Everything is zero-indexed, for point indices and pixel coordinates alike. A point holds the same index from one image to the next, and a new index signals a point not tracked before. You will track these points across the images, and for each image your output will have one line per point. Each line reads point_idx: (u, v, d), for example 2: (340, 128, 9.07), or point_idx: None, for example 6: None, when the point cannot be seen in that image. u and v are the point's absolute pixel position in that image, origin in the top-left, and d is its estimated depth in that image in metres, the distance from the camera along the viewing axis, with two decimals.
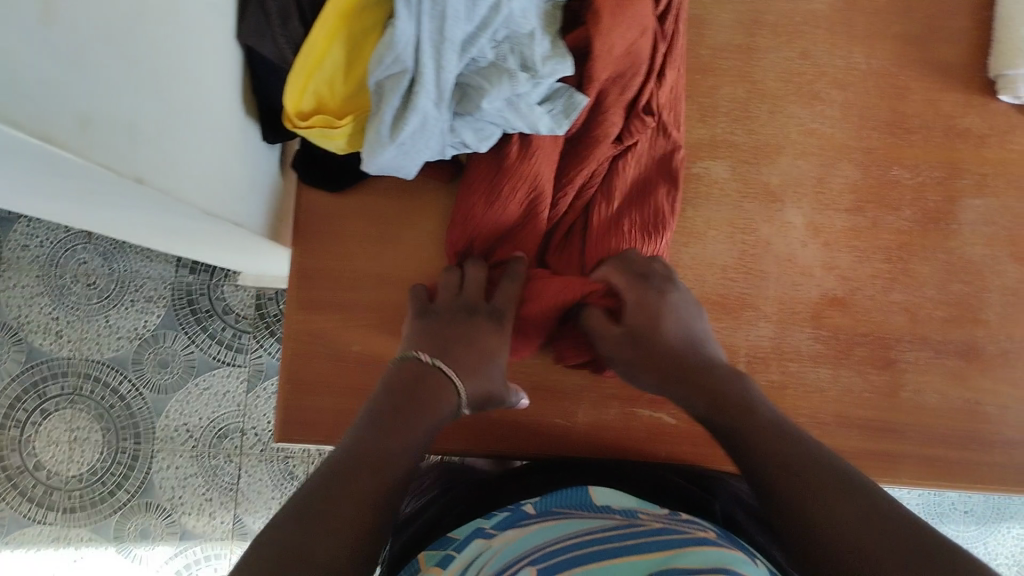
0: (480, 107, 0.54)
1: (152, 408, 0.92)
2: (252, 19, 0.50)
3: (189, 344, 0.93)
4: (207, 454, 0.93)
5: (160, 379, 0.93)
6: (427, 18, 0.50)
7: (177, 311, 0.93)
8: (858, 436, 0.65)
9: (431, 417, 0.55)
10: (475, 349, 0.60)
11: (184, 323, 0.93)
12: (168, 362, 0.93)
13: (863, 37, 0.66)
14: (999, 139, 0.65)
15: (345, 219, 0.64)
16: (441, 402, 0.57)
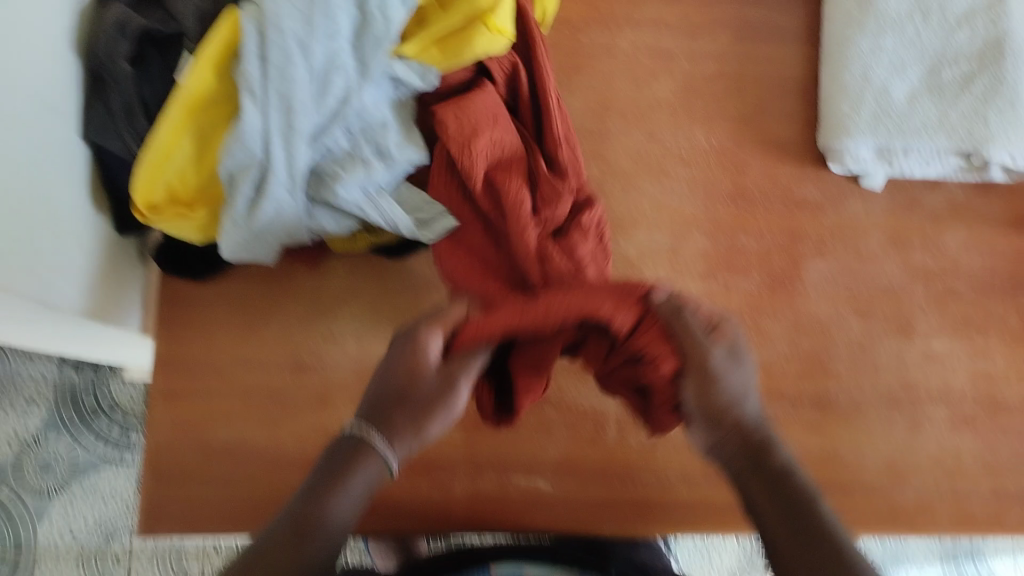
0: (336, 194, 0.55)
1: (34, 511, 1.04)
2: (96, 115, 0.55)
3: (72, 445, 1.05)
4: (94, 558, 1.05)
5: (41, 480, 1.04)
6: (273, 111, 0.53)
7: (58, 412, 1.05)
8: (722, 491, 0.69)
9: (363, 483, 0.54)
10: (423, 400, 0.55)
11: (68, 424, 1.05)
12: (51, 463, 1.05)
13: (702, 118, 0.72)
14: (835, 206, 0.71)
15: (211, 306, 0.66)
16: (363, 466, 0.54)
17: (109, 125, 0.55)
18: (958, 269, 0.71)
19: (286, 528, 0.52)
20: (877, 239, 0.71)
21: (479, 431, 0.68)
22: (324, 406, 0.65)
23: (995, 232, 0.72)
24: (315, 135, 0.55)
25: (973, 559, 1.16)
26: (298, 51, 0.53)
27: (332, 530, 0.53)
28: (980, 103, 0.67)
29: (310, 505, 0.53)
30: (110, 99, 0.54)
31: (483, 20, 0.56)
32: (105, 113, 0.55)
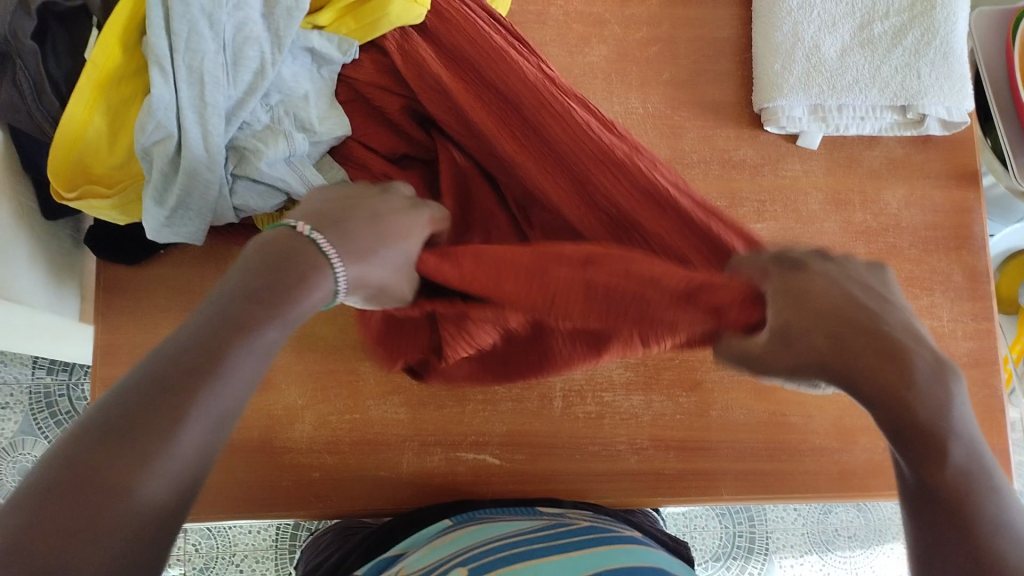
0: (259, 170, 0.53)
1: None
2: (6, 94, 0.53)
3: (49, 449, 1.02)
4: None
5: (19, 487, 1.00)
6: (185, 85, 0.51)
7: (34, 415, 1.03)
8: (675, 457, 0.68)
9: (290, 318, 0.40)
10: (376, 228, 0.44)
11: (43, 427, 1.02)
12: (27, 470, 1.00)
13: (637, 84, 0.71)
14: (774, 168, 0.71)
15: (143, 290, 0.65)
16: (291, 300, 0.40)
17: (19, 104, 0.53)
18: (900, 227, 0.71)
19: (183, 365, 0.36)
20: (817, 199, 0.70)
21: (423, 407, 0.67)
22: (264, 390, 0.66)
23: (936, 187, 0.72)
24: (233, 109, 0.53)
25: None
26: (205, 22, 0.51)
27: (250, 365, 0.38)
28: (912, 57, 0.68)
29: (219, 337, 0.37)
30: (20, 76, 0.53)
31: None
32: (13, 92, 0.53)
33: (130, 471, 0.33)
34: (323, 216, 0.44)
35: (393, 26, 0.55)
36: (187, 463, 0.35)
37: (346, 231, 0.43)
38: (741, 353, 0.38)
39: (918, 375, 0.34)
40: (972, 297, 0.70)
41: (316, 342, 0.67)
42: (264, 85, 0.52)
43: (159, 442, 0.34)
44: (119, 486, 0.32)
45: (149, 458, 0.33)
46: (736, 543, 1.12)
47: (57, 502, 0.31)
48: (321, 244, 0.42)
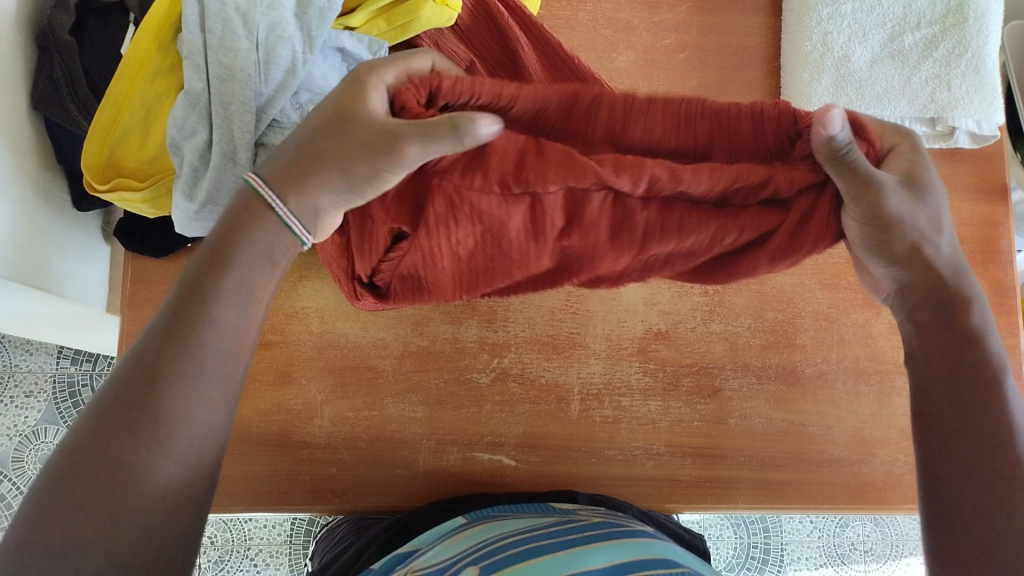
0: None
1: None
2: (42, 86, 0.55)
3: None
4: None
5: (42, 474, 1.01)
6: (216, 81, 0.51)
7: (57, 404, 1.04)
8: (691, 463, 0.68)
9: (258, 268, 0.42)
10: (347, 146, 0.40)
11: (65, 415, 1.04)
12: (50, 457, 1.02)
13: (663, 90, 0.71)
14: None
15: (169, 282, 0.66)
16: (241, 249, 0.41)
17: (53, 95, 0.54)
18: None
19: (159, 346, 0.40)
20: None
21: (442, 406, 0.67)
22: (284, 383, 0.66)
23: (964, 201, 0.71)
24: (263, 106, 0.53)
25: None
26: (238, 20, 0.51)
27: (225, 320, 0.41)
28: (943, 68, 0.67)
29: (181, 310, 0.40)
30: (56, 69, 0.54)
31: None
32: (49, 85, 0.54)
33: (131, 450, 0.37)
34: (292, 145, 0.43)
35: (424, 28, 0.55)
36: (187, 428, 0.39)
37: (310, 149, 0.42)
38: (873, 217, 0.40)
39: (929, 203, 0.43)
40: (998, 312, 0.70)
41: (338, 338, 0.67)
42: (294, 85, 0.51)
43: (154, 419, 0.38)
44: (123, 461, 0.37)
45: (146, 435, 0.38)
46: (750, 554, 1.12)
47: (90, 482, 0.37)
48: (264, 192, 0.42)
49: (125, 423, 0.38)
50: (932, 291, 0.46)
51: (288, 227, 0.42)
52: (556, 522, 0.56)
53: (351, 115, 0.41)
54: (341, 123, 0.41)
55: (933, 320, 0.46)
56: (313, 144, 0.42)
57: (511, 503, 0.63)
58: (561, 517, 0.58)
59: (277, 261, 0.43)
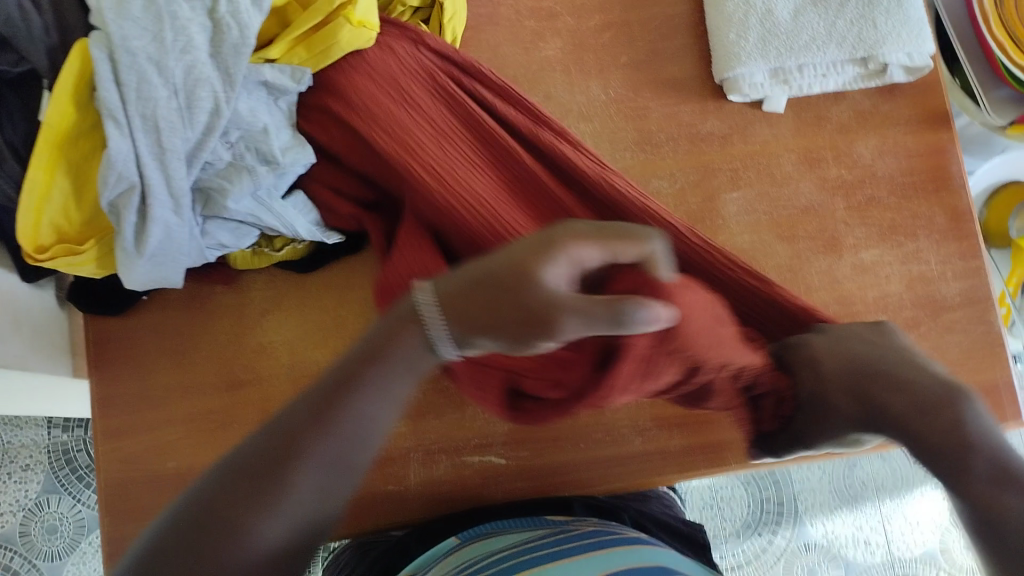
0: (227, 207, 0.55)
1: None
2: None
3: (75, 504, 1.03)
4: None
5: (50, 545, 1.02)
6: (141, 134, 0.51)
7: (56, 473, 1.04)
8: (679, 433, 0.68)
9: (388, 385, 0.53)
10: (517, 301, 0.48)
11: (64, 483, 1.04)
12: (58, 526, 1.03)
13: (596, 72, 0.73)
14: (742, 136, 0.72)
15: (137, 336, 0.68)
16: (391, 372, 0.53)
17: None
18: (876, 177, 0.72)
19: (303, 423, 0.51)
20: (789, 160, 0.72)
21: (424, 416, 0.67)
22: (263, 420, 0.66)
23: (908, 132, 0.73)
24: (193, 151, 0.54)
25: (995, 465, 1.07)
26: (152, 69, 0.51)
27: (362, 425, 0.53)
28: (867, 8, 0.69)
29: (327, 405, 0.52)
30: None
31: (343, 12, 0.56)
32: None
33: (250, 513, 0.48)
34: (466, 288, 0.51)
35: (343, 52, 0.57)
36: (306, 500, 0.50)
37: (492, 293, 0.49)
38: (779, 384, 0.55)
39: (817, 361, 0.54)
40: (957, 237, 0.71)
41: (310, 366, 0.67)
42: (221, 124, 0.53)
43: (277, 487, 0.49)
44: (254, 506, 0.48)
45: (277, 490, 0.49)
46: (764, 508, 1.12)
47: (223, 505, 0.48)
48: (433, 323, 0.52)
49: (267, 468, 0.49)
50: (859, 392, 0.51)
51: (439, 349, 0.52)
52: (551, 532, 0.56)
53: (528, 289, 0.48)
54: (520, 287, 0.48)
55: (865, 422, 0.51)
56: (489, 286, 0.49)
57: (510, 517, 0.62)
58: (554, 529, 0.57)
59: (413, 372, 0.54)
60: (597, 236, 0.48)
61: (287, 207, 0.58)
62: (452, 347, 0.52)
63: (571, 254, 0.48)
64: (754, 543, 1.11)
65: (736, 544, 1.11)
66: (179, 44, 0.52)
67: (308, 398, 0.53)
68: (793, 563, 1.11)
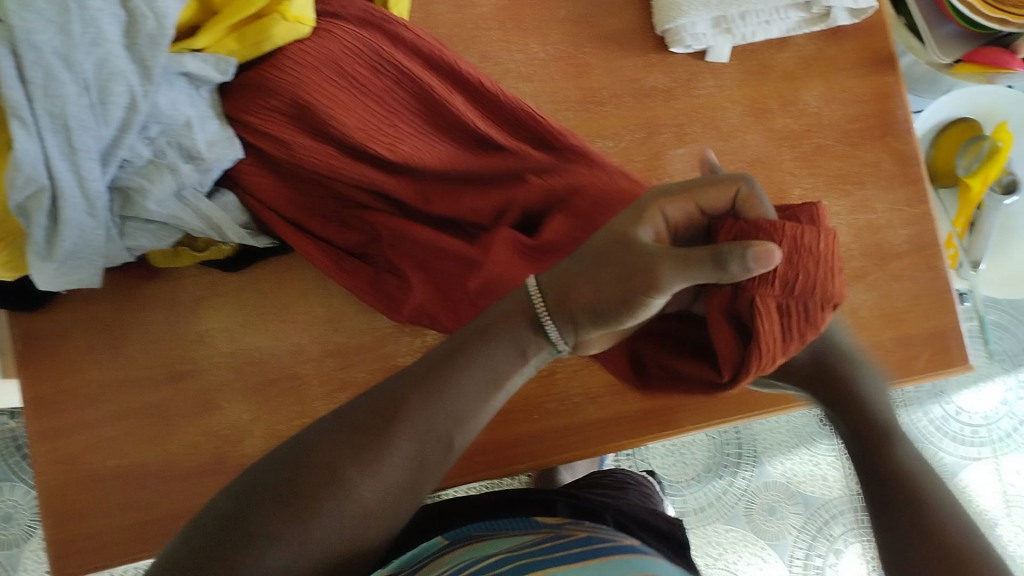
0: (146, 209, 0.56)
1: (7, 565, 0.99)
2: None
3: (28, 490, 1.01)
4: None
5: (6, 533, 1.00)
6: (50, 134, 0.50)
7: (6, 461, 1.01)
8: (635, 398, 0.67)
9: (503, 351, 0.45)
10: (615, 267, 0.44)
11: (16, 470, 1.01)
12: (12, 515, 1.00)
13: (533, 28, 0.71)
14: (686, 90, 0.70)
15: (67, 331, 0.65)
16: (501, 336, 0.45)
17: None
18: (822, 126, 0.70)
19: (415, 382, 0.43)
20: (735, 113, 0.70)
21: None
22: (207, 410, 0.64)
23: (853, 77, 0.71)
24: (108, 149, 0.53)
25: (939, 399, 1.07)
26: (60, 64, 0.49)
27: (464, 397, 0.43)
28: None
29: (433, 371, 0.44)
30: None
31: (278, 9, 0.56)
32: None
33: (351, 464, 0.41)
34: (577, 268, 0.46)
35: (277, 46, 0.57)
36: (392, 480, 0.42)
37: (600, 271, 0.45)
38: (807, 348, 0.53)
39: None
40: (904, 184, 0.70)
41: (253, 352, 0.65)
42: (138, 121, 0.53)
43: (382, 448, 0.42)
44: (336, 473, 0.41)
45: (365, 458, 0.41)
46: (725, 451, 1.13)
47: (297, 475, 0.41)
48: (536, 306, 0.46)
49: (349, 434, 0.42)
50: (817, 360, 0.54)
51: (553, 345, 0.46)
52: (542, 538, 0.48)
53: (626, 242, 0.45)
54: (613, 251, 0.45)
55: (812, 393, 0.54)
56: (585, 260, 0.46)
57: (493, 519, 0.54)
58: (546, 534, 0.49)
59: (526, 350, 0.46)
60: (708, 180, 0.47)
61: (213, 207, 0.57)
62: (569, 339, 0.46)
63: (664, 211, 0.46)
64: (716, 485, 1.12)
65: (697, 489, 1.12)
66: (89, 35, 0.50)
67: (420, 361, 0.45)
68: (753, 501, 1.12)
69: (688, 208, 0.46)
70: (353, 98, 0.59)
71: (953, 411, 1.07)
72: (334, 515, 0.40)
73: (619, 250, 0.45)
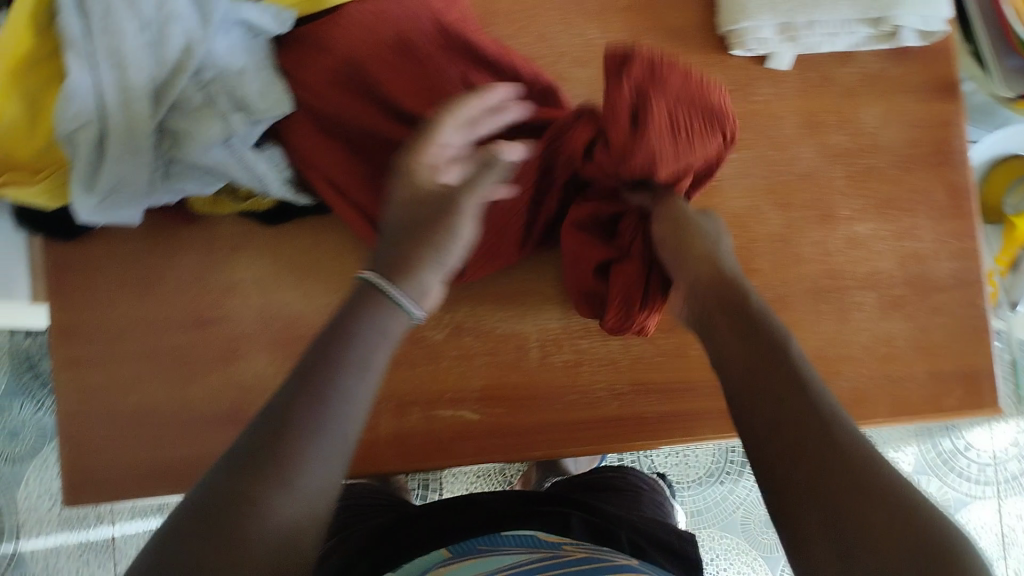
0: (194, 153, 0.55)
1: (11, 479, 1.01)
2: None
3: (37, 409, 1.02)
4: (76, 518, 1.02)
5: (14, 449, 1.01)
6: (105, 69, 0.50)
7: (19, 379, 1.02)
8: (657, 398, 0.67)
9: (375, 334, 0.48)
10: (436, 208, 0.54)
11: (27, 389, 1.02)
12: (18, 431, 1.01)
13: (594, 13, 0.69)
14: (743, 94, 0.69)
15: (99, 265, 0.64)
16: (361, 322, 0.48)
17: None
18: (877, 147, 0.69)
19: (295, 392, 0.43)
20: (790, 123, 0.69)
21: (398, 367, 0.66)
22: (231, 360, 0.64)
23: (913, 101, 0.70)
24: (161, 90, 0.53)
25: (949, 432, 1.06)
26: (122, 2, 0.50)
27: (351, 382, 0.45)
28: None
29: (313, 371, 0.44)
30: None
31: None
32: None
33: (253, 490, 0.39)
34: (407, 246, 0.53)
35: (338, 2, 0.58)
36: (304, 485, 0.40)
37: (418, 234, 0.53)
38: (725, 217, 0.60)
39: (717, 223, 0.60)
40: (954, 215, 0.69)
41: (283, 308, 0.65)
42: (192, 65, 0.52)
43: (285, 459, 0.40)
44: (245, 501, 0.38)
45: (266, 478, 0.39)
46: (729, 458, 1.13)
47: (202, 511, 0.38)
48: (384, 287, 0.51)
49: (248, 465, 0.40)
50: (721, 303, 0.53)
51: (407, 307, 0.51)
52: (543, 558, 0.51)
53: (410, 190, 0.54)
54: (398, 211, 0.54)
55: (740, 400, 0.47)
56: (416, 226, 0.53)
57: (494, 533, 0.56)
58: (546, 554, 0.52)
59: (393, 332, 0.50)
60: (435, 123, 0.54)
61: (258, 158, 0.57)
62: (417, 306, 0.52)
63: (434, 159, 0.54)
64: (716, 491, 1.12)
65: (697, 492, 1.12)
66: None
67: (290, 374, 0.45)
68: (751, 512, 1.11)
69: (455, 153, 0.55)
70: (404, 65, 0.59)
71: (962, 446, 1.06)
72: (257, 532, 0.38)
73: (422, 207, 0.54)
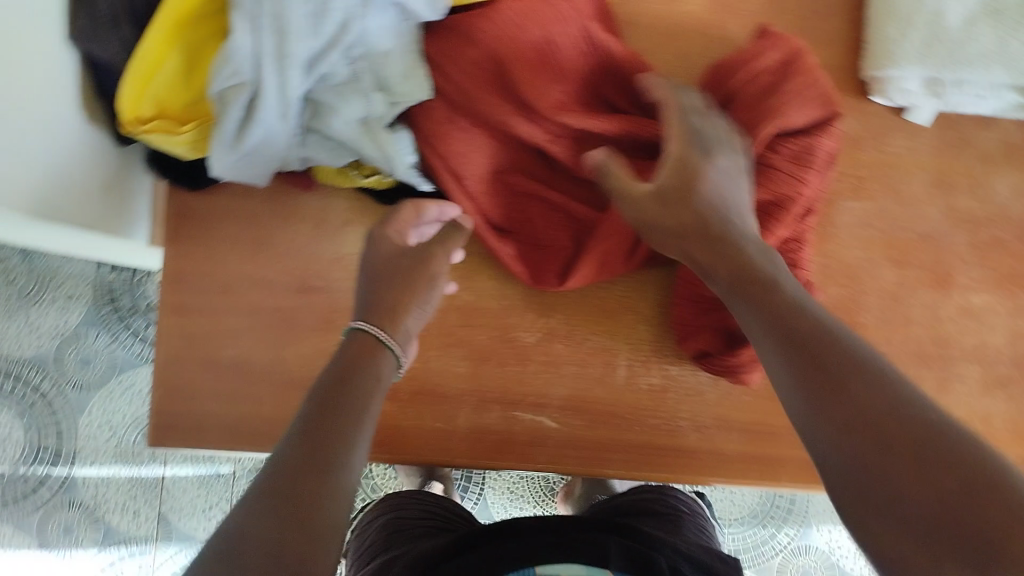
0: (332, 125, 0.57)
1: (73, 406, 0.96)
2: (79, 23, 0.52)
3: (111, 342, 0.97)
4: (130, 454, 0.97)
5: (82, 376, 0.97)
6: (267, 34, 0.52)
7: (98, 307, 0.97)
8: (738, 437, 0.66)
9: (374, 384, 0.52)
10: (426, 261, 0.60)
11: (105, 320, 0.97)
12: (91, 359, 0.97)
13: (737, 41, 0.68)
14: (876, 143, 0.68)
15: (216, 218, 0.66)
16: (359, 370, 0.52)
17: (93, 33, 0.52)
18: (1007, 219, 0.67)
19: (318, 422, 0.47)
20: (919, 180, 0.67)
21: (486, 362, 0.66)
22: (327, 329, 0.65)
23: None
24: (313, 60, 0.54)
25: None
26: None
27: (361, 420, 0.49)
28: None
29: (329, 405, 0.48)
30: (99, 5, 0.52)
31: None
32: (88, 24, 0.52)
33: (311, 491, 0.42)
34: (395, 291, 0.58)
35: None
36: (344, 494, 0.44)
37: (404, 279, 0.59)
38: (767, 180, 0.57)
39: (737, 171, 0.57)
40: None
41: None
42: (347, 40, 0.54)
43: (332, 477, 0.44)
44: (303, 496, 0.42)
45: (318, 485, 0.43)
46: (775, 503, 1.08)
47: (268, 503, 0.41)
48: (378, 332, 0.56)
49: (300, 472, 0.43)
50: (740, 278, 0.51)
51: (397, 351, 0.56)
52: None
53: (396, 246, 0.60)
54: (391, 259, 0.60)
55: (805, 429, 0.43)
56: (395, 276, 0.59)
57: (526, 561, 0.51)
58: None
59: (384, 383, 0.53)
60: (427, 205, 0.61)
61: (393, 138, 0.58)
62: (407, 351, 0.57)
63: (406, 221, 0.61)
64: (757, 533, 1.07)
65: (738, 530, 1.07)
66: None
67: (302, 411, 0.48)
68: (790, 562, 1.07)
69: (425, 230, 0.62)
70: (544, 68, 0.59)
71: None
72: (313, 521, 0.41)
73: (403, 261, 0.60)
